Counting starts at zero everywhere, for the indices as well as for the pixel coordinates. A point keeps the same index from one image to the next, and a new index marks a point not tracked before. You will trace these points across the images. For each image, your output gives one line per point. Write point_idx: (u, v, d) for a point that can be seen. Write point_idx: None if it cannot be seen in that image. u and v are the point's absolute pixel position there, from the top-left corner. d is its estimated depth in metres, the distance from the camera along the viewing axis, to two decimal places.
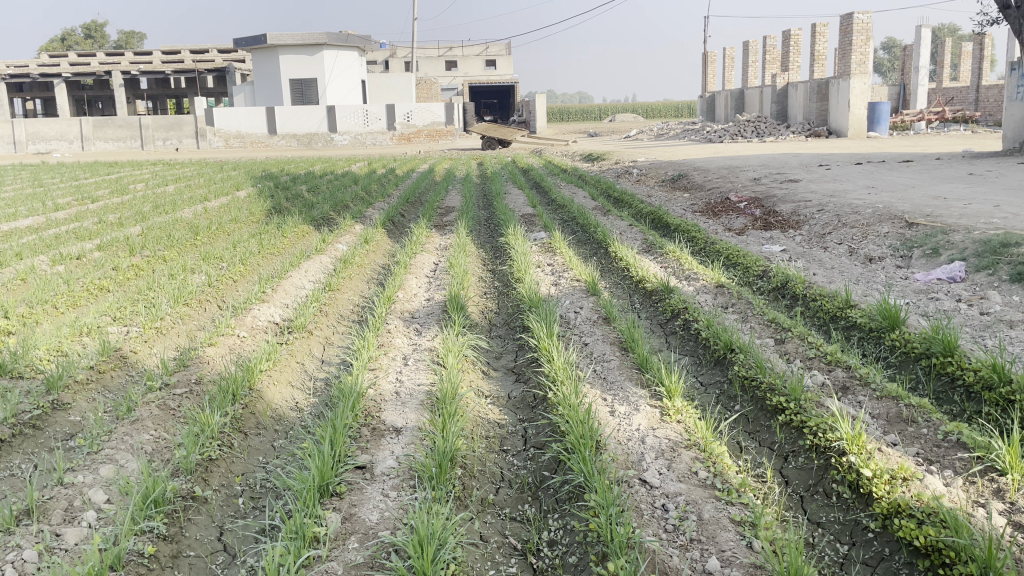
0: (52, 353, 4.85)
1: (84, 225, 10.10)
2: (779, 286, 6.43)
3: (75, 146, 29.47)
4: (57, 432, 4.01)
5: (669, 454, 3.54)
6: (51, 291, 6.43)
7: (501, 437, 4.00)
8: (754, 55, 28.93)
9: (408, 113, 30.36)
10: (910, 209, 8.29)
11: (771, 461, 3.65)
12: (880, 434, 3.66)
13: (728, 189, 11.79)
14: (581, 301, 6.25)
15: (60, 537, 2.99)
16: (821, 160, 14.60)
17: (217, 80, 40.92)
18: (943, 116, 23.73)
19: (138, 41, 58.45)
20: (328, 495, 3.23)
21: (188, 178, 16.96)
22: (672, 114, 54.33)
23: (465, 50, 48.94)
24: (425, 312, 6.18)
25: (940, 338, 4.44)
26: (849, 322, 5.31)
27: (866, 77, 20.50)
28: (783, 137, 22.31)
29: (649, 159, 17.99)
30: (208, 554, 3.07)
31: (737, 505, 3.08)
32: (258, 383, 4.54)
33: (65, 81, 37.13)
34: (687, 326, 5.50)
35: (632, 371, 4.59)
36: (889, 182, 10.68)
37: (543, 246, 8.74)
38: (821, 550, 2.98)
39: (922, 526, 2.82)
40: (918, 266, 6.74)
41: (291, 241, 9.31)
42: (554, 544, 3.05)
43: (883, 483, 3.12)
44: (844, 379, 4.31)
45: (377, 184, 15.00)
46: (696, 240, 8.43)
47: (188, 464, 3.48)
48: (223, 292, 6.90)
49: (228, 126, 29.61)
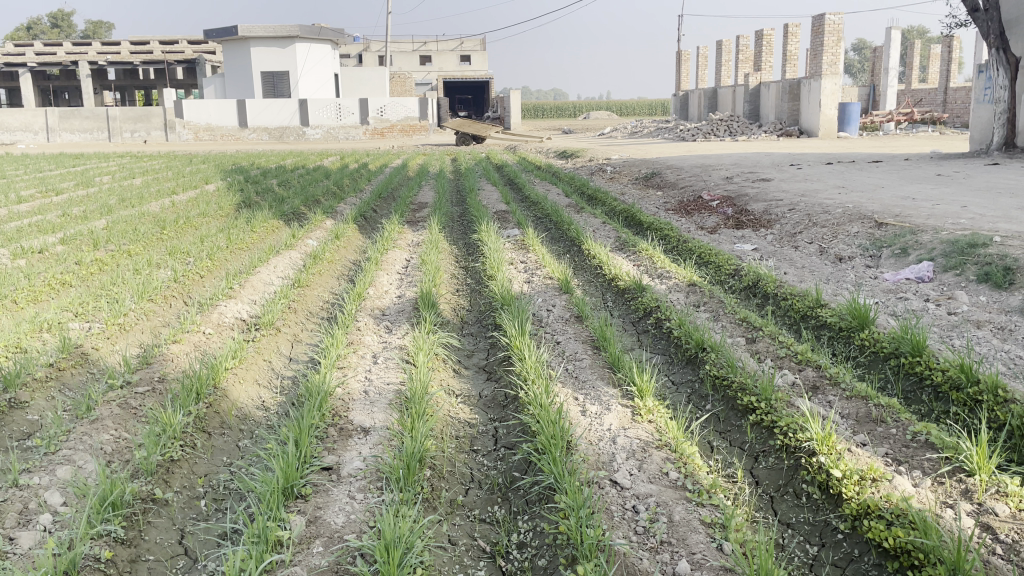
0: (10, 349, 4.73)
1: (47, 218, 9.89)
2: (750, 284, 6.45)
3: (40, 138, 28.89)
4: (14, 431, 3.90)
5: (641, 455, 3.51)
6: (10, 286, 6.26)
7: (471, 437, 3.95)
8: (728, 54, 29.07)
9: (381, 107, 30.11)
10: (880, 209, 8.35)
11: (742, 461, 3.63)
12: (850, 434, 3.65)
13: (701, 188, 11.83)
14: (553, 299, 6.21)
15: (14, 541, 2.89)
16: (793, 159, 14.71)
17: (187, 71, 40.38)
18: (912, 118, 24.03)
19: (106, 31, 57.43)
20: (293, 497, 3.16)
21: (156, 171, 16.71)
22: (646, 113, 54.56)
23: (439, 46, 48.69)
24: (395, 309, 6.10)
25: (909, 338, 4.46)
26: (819, 321, 5.33)
27: (837, 78, 20.67)
28: (755, 136, 22.48)
29: (622, 156, 18.02)
30: (168, 558, 2.99)
31: (708, 506, 3.06)
32: (223, 381, 4.45)
33: (30, 71, 36.39)
34: (658, 324, 5.49)
35: (604, 370, 4.56)
36: (859, 182, 10.79)
37: (516, 243, 8.69)
38: (791, 551, 2.97)
39: (891, 527, 2.82)
40: (887, 266, 6.79)
41: (260, 236, 9.17)
42: (524, 546, 3.01)
43: (852, 484, 3.11)
44: (815, 379, 4.32)
45: (349, 179, 14.86)
46: (669, 238, 8.44)
47: (149, 466, 3.38)
48: (189, 287, 6.78)
49: (198, 119, 29.21)
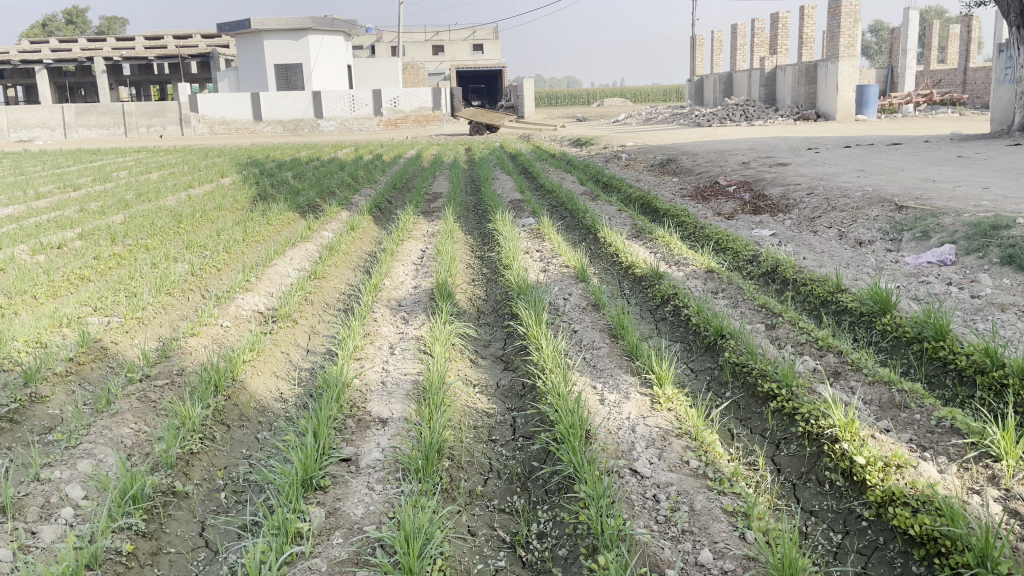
0: (30, 344, 4.78)
1: (66, 214, 9.94)
2: (769, 270, 6.39)
3: (57, 134, 29.03)
4: (35, 426, 3.93)
5: (660, 444, 3.47)
6: (30, 282, 6.31)
7: (490, 427, 3.93)
8: (743, 38, 28.77)
9: (395, 99, 30.16)
10: (900, 193, 8.23)
11: (763, 449, 3.60)
12: (873, 420, 3.60)
13: (718, 173, 11.72)
14: (570, 288, 6.17)
15: (36, 535, 2.90)
16: (810, 143, 14.54)
17: (201, 66, 40.50)
18: (930, 99, 23.71)
19: (121, 27, 57.64)
20: (312, 489, 3.14)
21: (172, 165, 16.73)
22: (661, 100, 54.30)
23: (452, 35, 48.46)
24: (412, 300, 6.09)
25: (932, 322, 4.40)
26: (840, 306, 5.26)
27: (854, 60, 20.42)
28: (771, 120, 22.25)
29: (637, 143, 17.89)
30: (190, 550, 3.00)
31: (729, 495, 3.03)
32: (242, 374, 4.47)
33: (46, 68, 36.59)
34: (677, 311, 5.44)
35: (623, 358, 4.52)
36: (877, 165, 10.66)
37: (532, 232, 8.64)
38: (814, 539, 2.94)
39: (917, 515, 2.77)
40: (908, 249, 6.70)
41: (276, 229, 9.16)
42: (544, 536, 2.99)
43: (876, 471, 3.06)
44: (836, 365, 4.26)
45: (363, 170, 14.84)
46: (685, 225, 8.37)
47: (168, 458, 3.39)
48: (206, 281, 6.80)
49: (213, 113, 29.29)
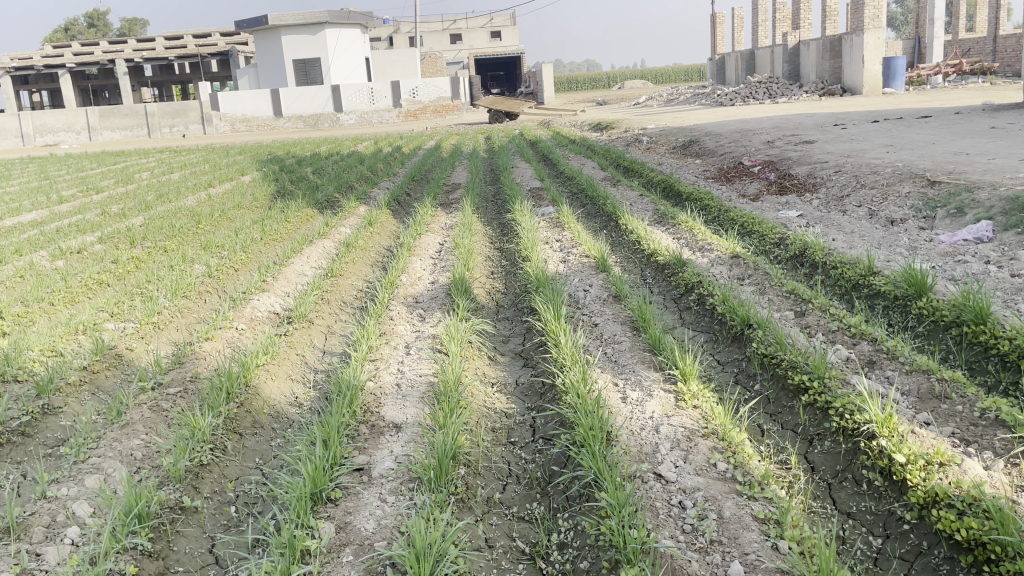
0: (45, 353, 4.74)
1: (86, 218, 9.93)
2: (797, 254, 6.17)
3: (82, 137, 29.23)
4: (48, 438, 3.86)
5: (686, 445, 3.30)
6: (48, 289, 6.27)
7: (508, 428, 3.79)
8: (764, 14, 28.18)
9: (414, 89, 29.89)
10: (932, 167, 7.94)
11: (796, 446, 3.42)
12: (912, 414, 3.41)
13: (741, 153, 11.45)
14: (590, 279, 5.99)
15: (40, 557, 2.81)
16: (836, 119, 14.18)
17: (222, 64, 40.63)
18: (960, 69, 23.05)
19: (140, 28, 58.16)
20: (322, 502, 3.02)
21: (193, 164, 16.81)
22: (681, 79, 53.49)
23: (469, 23, 48.12)
24: (429, 296, 5.96)
25: (971, 305, 4.17)
26: (872, 290, 5.05)
27: (880, 32, 19.88)
28: (796, 96, 21.77)
29: (658, 125, 17.56)
30: (199, 569, 2.90)
31: (760, 500, 2.86)
32: (255, 379, 4.37)
33: (69, 72, 36.95)
34: (701, 300, 5.25)
35: (645, 353, 4.35)
36: (906, 140, 10.33)
37: (551, 221, 8.49)
38: (852, 544, 2.76)
39: (963, 518, 2.59)
40: (942, 227, 6.44)
41: (294, 226, 9.09)
42: (565, 547, 2.85)
43: (918, 470, 2.87)
44: (871, 354, 4.06)
45: (382, 163, 14.71)
46: (709, 209, 8.15)
47: (177, 473, 3.29)
48: (223, 282, 6.73)
49: (234, 110, 29.38)
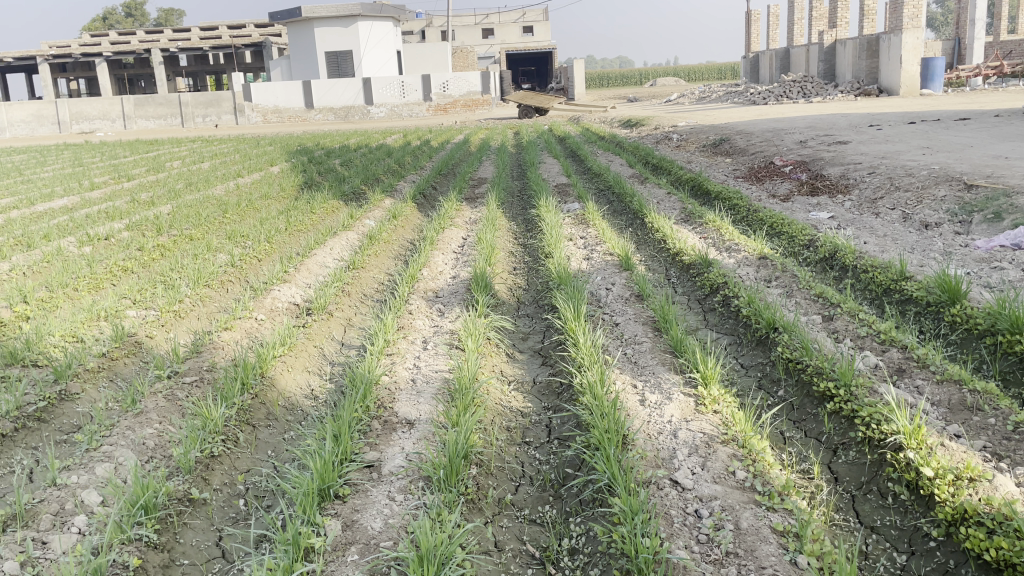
0: (66, 338, 4.75)
1: (115, 205, 9.98)
2: (827, 256, 6.01)
3: (117, 125, 29.57)
4: (64, 424, 3.84)
5: (704, 451, 3.21)
6: (72, 274, 6.30)
7: (524, 428, 3.73)
8: (801, 12, 27.73)
9: (444, 83, 29.92)
10: (970, 170, 7.72)
11: (819, 455, 3.31)
12: (941, 425, 3.28)
13: (773, 153, 11.24)
14: (613, 277, 5.90)
15: (46, 545, 2.79)
16: (872, 119, 13.90)
17: (255, 55, 40.90)
18: (1001, 71, 22.50)
19: (176, 19, 58.83)
20: (330, 498, 2.97)
21: (225, 154, 16.89)
22: (714, 77, 52.88)
23: (502, 18, 48.01)
24: (449, 291, 5.91)
25: (1007, 314, 4.02)
26: (904, 296, 4.90)
27: (919, 32, 19.47)
28: (831, 96, 21.42)
29: (690, 123, 17.34)
30: (204, 562, 2.86)
31: (779, 511, 2.76)
32: (271, 370, 4.34)
33: (106, 60, 37.41)
34: (726, 301, 5.13)
35: (666, 355, 4.25)
36: (943, 142, 10.09)
37: (576, 217, 8.39)
38: (875, 560, 2.65)
39: (992, 537, 2.47)
40: (978, 232, 6.24)
41: (319, 217, 9.09)
42: (576, 553, 2.77)
43: (946, 485, 2.75)
44: (900, 362, 3.93)
45: (410, 157, 14.66)
46: (738, 208, 8.00)
47: (187, 463, 3.26)
48: (246, 272, 6.72)
49: (266, 101, 29.52)
